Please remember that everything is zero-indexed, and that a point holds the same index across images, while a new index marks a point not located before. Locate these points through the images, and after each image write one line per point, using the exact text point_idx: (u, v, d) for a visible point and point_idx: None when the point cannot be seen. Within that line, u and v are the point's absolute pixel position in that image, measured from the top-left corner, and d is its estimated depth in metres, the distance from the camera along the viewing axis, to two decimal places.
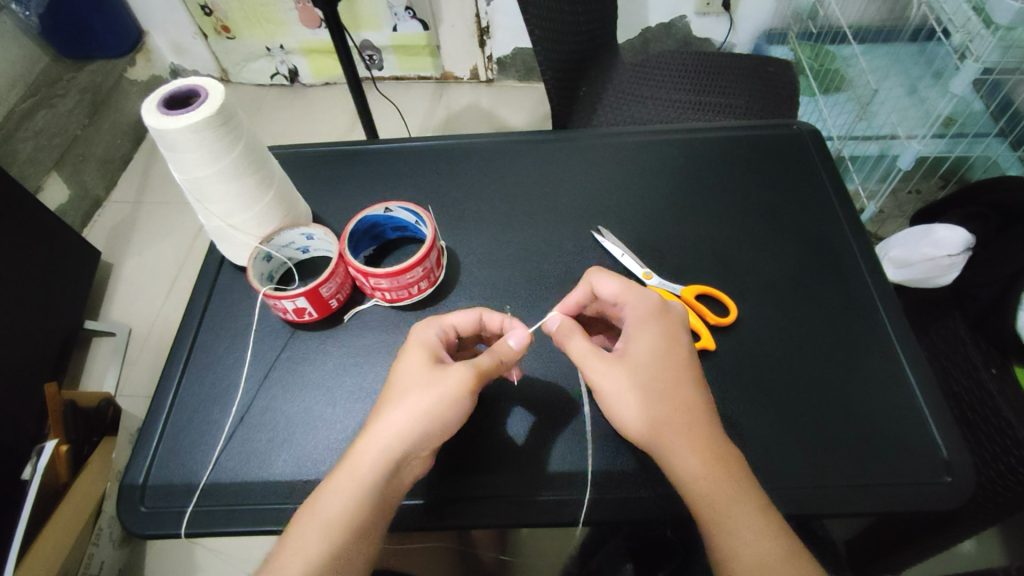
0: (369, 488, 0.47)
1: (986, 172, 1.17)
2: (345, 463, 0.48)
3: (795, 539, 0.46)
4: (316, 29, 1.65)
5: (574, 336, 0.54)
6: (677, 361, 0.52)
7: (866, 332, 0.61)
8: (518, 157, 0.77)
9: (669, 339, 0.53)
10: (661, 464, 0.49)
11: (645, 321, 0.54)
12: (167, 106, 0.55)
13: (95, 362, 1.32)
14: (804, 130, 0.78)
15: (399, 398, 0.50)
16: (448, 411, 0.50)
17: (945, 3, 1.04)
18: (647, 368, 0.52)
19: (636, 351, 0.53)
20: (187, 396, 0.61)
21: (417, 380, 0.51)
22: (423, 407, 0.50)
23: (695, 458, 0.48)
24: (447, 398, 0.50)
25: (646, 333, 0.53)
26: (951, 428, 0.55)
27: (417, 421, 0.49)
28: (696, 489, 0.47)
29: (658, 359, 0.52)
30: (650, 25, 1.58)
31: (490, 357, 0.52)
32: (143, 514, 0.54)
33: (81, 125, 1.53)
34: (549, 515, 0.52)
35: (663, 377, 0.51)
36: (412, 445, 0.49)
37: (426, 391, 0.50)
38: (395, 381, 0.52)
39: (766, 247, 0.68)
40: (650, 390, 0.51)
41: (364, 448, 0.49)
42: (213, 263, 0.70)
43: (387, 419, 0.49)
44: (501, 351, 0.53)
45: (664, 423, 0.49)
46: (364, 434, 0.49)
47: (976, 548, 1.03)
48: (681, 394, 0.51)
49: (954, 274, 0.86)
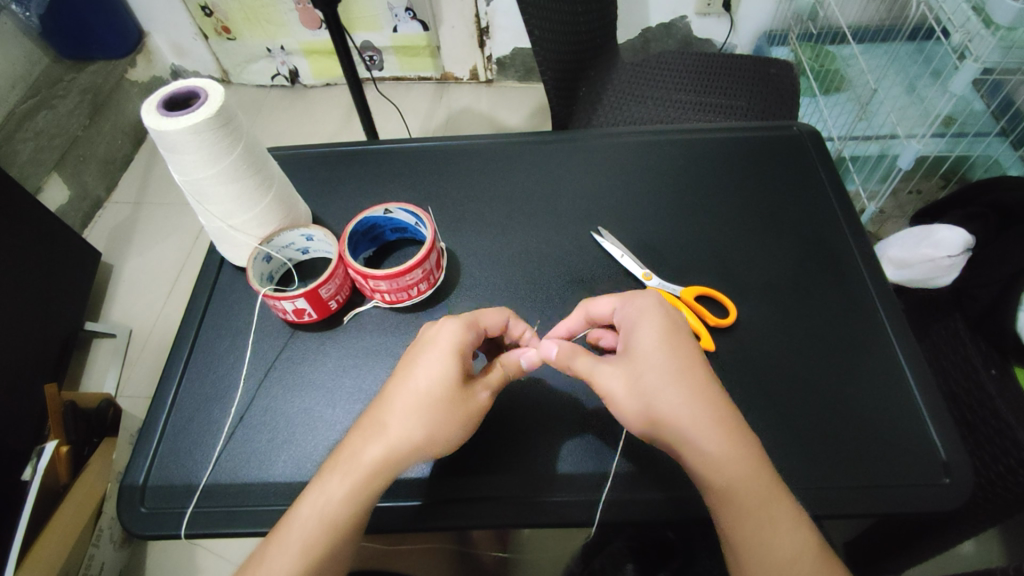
0: (366, 491, 0.48)
1: (986, 172, 1.17)
2: (355, 467, 0.48)
3: (798, 537, 0.45)
4: (316, 30, 1.65)
5: (576, 357, 0.53)
6: (678, 353, 0.50)
7: (865, 333, 0.62)
8: (518, 158, 0.78)
9: (669, 331, 0.52)
10: (695, 459, 0.47)
11: (643, 314, 0.53)
12: (167, 108, 0.55)
13: (95, 363, 1.32)
14: (804, 131, 0.78)
15: (407, 402, 0.50)
16: (462, 433, 0.51)
17: (944, 3, 1.04)
18: (648, 363, 0.50)
19: (634, 348, 0.51)
20: (188, 395, 0.61)
21: (442, 391, 0.50)
22: (441, 425, 0.50)
23: (728, 450, 0.47)
24: (464, 420, 0.51)
25: (643, 325, 0.52)
26: (950, 430, 0.55)
27: (433, 440, 0.50)
28: (735, 474, 0.46)
29: (656, 352, 0.50)
30: (650, 25, 1.58)
31: (500, 373, 0.53)
32: (144, 514, 0.54)
33: (81, 125, 1.53)
34: (548, 517, 0.53)
35: (667, 367, 0.50)
36: (412, 450, 0.49)
37: (448, 409, 0.50)
38: (418, 383, 0.50)
39: (765, 248, 0.68)
40: (654, 380, 0.49)
41: (379, 456, 0.48)
42: (214, 264, 0.71)
43: (403, 429, 0.49)
44: (511, 367, 0.54)
45: (674, 414, 0.48)
46: (379, 440, 0.49)
47: (974, 548, 1.03)
48: (696, 390, 0.49)
49: (954, 275, 0.86)
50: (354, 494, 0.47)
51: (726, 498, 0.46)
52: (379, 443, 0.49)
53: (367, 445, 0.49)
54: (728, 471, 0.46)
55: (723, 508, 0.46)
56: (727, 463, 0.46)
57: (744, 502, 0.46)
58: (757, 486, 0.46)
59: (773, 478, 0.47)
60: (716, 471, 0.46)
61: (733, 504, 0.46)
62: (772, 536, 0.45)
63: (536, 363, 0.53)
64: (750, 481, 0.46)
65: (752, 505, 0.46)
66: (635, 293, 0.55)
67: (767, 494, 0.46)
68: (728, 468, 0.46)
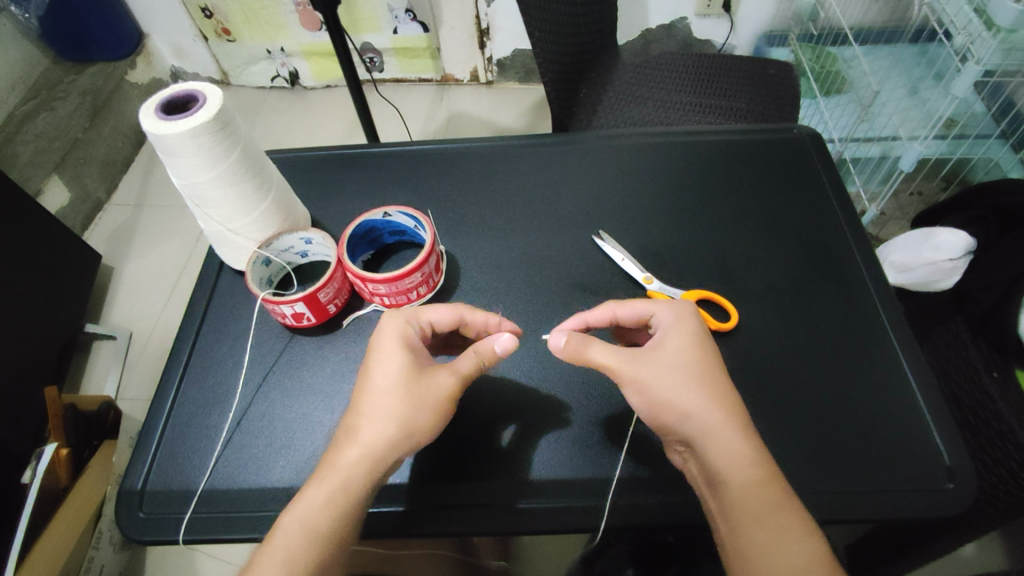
0: (348, 494, 0.48)
1: (987, 174, 1.16)
2: (334, 473, 0.48)
3: (808, 545, 0.44)
4: (317, 31, 1.65)
5: (593, 345, 0.53)
6: (704, 359, 0.52)
7: (867, 338, 0.61)
8: (517, 161, 0.77)
9: (699, 339, 0.53)
10: (711, 460, 0.48)
11: (680, 321, 0.54)
12: (164, 112, 0.54)
13: (95, 366, 1.32)
14: (804, 134, 0.78)
15: (375, 403, 0.51)
16: (434, 423, 0.51)
17: (947, 5, 1.04)
18: (677, 365, 0.52)
19: (665, 349, 0.53)
20: (187, 399, 0.61)
21: (404, 387, 0.51)
22: (411, 418, 0.50)
23: (745, 454, 0.48)
24: (434, 410, 0.51)
25: (678, 329, 0.53)
26: (953, 435, 0.55)
27: (408, 436, 0.50)
28: (749, 475, 0.47)
29: (686, 356, 0.52)
30: (650, 27, 1.58)
31: (472, 360, 0.52)
32: (142, 520, 0.54)
33: (81, 127, 1.52)
34: (540, 523, 0.52)
35: (693, 370, 0.51)
36: (388, 449, 0.49)
37: (415, 403, 0.51)
38: (380, 383, 0.51)
39: (766, 251, 0.68)
40: (679, 380, 0.51)
41: (356, 457, 0.49)
42: (213, 267, 0.70)
43: (376, 429, 0.49)
44: (485, 353, 0.52)
45: (702, 414, 0.49)
46: (354, 443, 0.49)
47: (977, 552, 1.02)
48: (721, 396, 0.50)
49: (956, 278, 0.86)
50: (335, 497, 0.47)
51: (741, 499, 0.46)
52: (355, 445, 0.49)
53: (343, 449, 0.49)
54: (741, 474, 0.47)
55: (736, 509, 0.46)
56: (741, 462, 0.47)
57: (759, 502, 0.46)
58: (770, 490, 0.46)
59: (785, 485, 0.47)
60: (729, 471, 0.47)
61: (748, 504, 0.46)
62: (786, 540, 0.44)
63: (511, 346, 0.52)
64: (767, 483, 0.46)
65: (769, 507, 0.46)
66: (671, 299, 0.57)
67: (778, 498, 0.46)
68: (739, 471, 0.47)
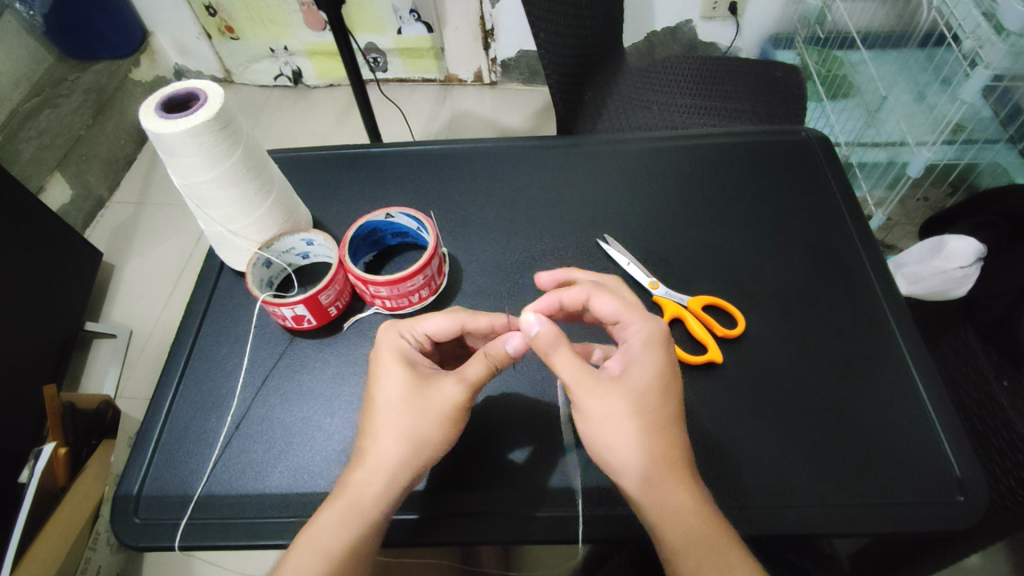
0: (368, 518, 0.48)
1: (994, 180, 1.15)
2: (346, 495, 0.48)
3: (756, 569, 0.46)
4: (321, 31, 1.65)
5: (560, 352, 0.49)
6: (669, 400, 0.49)
7: (875, 346, 0.60)
8: (521, 163, 0.76)
9: (667, 373, 0.50)
10: (648, 510, 0.47)
11: (647, 347, 0.51)
12: (165, 110, 0.54)
13: (95, 363, 1.31)
14: (812, 137, 0.77)
15: (380, 425, 0.50)
16: (443, 435, 0.50)
17: (955, 8, 1.03)
18: (646, 399, 0.49)
19: (630, 377, 0.50)
20: (184, 402, 0.60)
21: (405, 402, 0.50)
22: (417, 433, 0.49)
23: (683, 494, 0.47)
24: (440, 421, 0.50)
25: (645, 359, 0.50)
26: (963, 446, 0.54)
27: (418, 451, 0.50)
28: (687, 523, 0.46)
29: (650, 395, 0.49)
30: (656, 29, 1.57)
31: (483, 366, 0.50)
32: (137, 525, 0.53)
33: (84, 125, 1.53)
34: (542, 532, 0.52)
35: (650, 411, 0.49)
36: (400, 469, 0.49)
37: (420, 418, 0.50)
38: (382, 404, 0.51)
39: (773, 255, 0.67)
40: (639, 424, 0.48)
41: (365, 479, 0.49)
42: (213, 269, 0.69)
43: (386, 449, 0.49)
44: (497, 354, 0.50)
45: (646, 462, 0.48)
46: (364, 464, 0.49)
47: (981, 561, 1.01)
48: (661, 441, 0.48)
49: (968, 287, 0.84)
50: (347, 519, 0.47)
51: (686, 550, 0.45)
52: (363, 467, 0.49)
53: (353, 470, 0.49)
54: (680, 525, 0.46)
55: (683, 558, 0.46)
56: (682, 511, 0.46)
57: (703, 549, 0.45)
58: (714, 531, 0.46)
59: (725, 528, 0.46)
60: (669, 520, 0.46)
61: (693, 553, 0.45)
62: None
63: (523, 348, 0.50)
64: (706, 533, 0.46)
65: (714, 552, 0.45)
66: (645, 310, 0.54)
67: (720, 543, 0.46)
68: (679, 522, 0.46)
